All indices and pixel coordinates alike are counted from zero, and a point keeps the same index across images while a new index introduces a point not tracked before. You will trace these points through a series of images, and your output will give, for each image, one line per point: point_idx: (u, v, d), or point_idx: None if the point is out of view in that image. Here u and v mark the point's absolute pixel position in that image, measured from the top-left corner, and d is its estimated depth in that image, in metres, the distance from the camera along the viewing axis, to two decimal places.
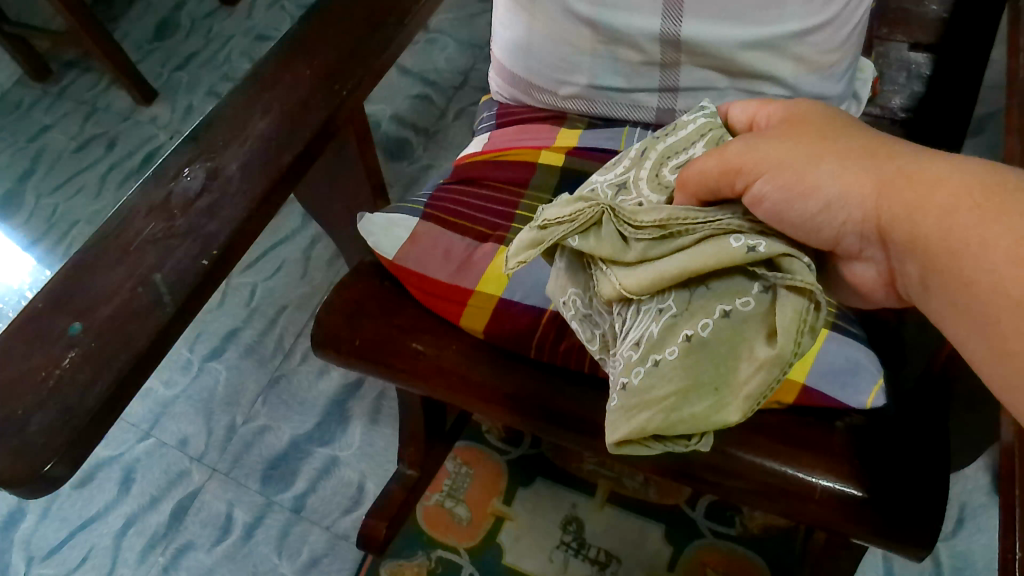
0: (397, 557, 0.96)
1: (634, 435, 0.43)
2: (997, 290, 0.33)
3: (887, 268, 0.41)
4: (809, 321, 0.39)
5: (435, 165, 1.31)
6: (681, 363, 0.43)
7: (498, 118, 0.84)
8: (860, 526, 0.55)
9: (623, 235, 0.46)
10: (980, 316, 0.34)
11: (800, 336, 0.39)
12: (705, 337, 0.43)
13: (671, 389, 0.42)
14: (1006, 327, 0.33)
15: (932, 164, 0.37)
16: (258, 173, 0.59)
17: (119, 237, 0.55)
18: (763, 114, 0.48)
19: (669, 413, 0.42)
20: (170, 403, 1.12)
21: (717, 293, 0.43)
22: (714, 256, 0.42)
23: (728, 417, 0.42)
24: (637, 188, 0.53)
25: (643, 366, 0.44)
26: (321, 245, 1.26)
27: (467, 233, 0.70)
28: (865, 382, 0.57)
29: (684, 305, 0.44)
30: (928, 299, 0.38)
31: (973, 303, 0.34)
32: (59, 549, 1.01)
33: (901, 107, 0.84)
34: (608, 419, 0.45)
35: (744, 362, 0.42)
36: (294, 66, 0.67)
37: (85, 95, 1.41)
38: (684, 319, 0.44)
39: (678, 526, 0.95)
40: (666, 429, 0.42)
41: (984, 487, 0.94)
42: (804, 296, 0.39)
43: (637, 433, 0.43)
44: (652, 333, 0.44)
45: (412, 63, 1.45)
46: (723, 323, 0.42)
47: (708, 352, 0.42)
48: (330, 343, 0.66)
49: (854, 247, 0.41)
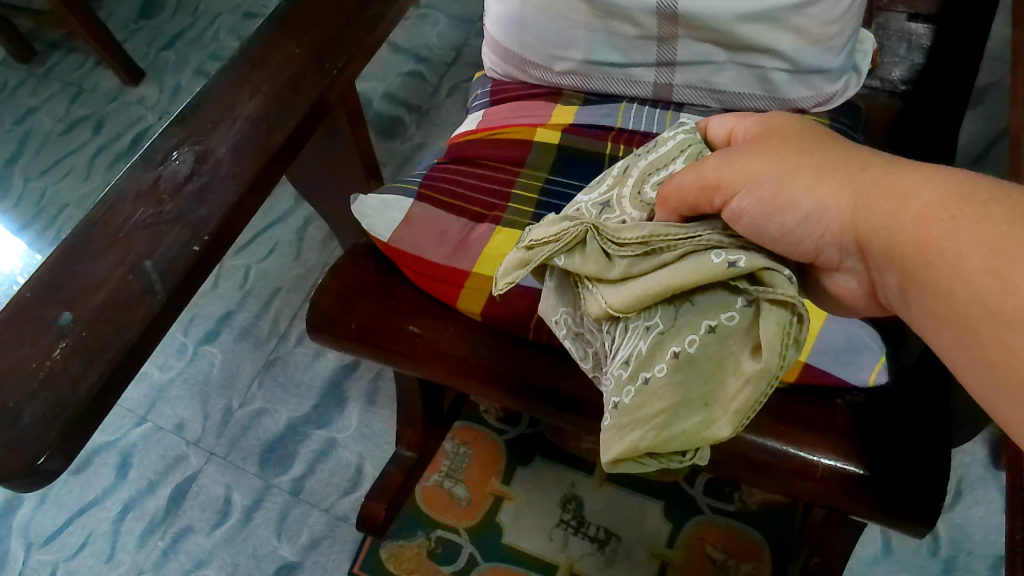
0: (396, 538, 0.97)
1: (627, 453, 0.43)
2: (974, 300, 0.32)
3: (867, 279, 0.39)
4: (793, 334, 0.39)
5: (428, 143, 1.29)
6: (670, 379, 0.42)
7: (492, 95, 0.83)
8: (860, 504, 0.55)
9: (607, 252, 0.46)
10: (957, 326, 0.33)
11: (784, 349, 0.39)
12: (692, 352, 0.42)
13: (661, 407, 0.42)
14: (982, 337, 0.32)
15: (907, 174, 0.36)
16: (249, 156, 0.58)
17: (108, 223, 0.54)
18: (740, 128, 0.46)
19: (660, 430, 0.42)
20: (166, 388, 1.11)
21: (702, 309, 0.42)
22: (694, 273, 0.41)
23: (718, 432, 0.41)
24: (620, 206, 0.52)
25: (633, 385, 0.43)
26: (315, 226, 1.25)
27: (464, 214, 0.70)
28: (868, 359, 0.58)
29: (669, 320, 0.43)
30: (909, 311, 0.36)
31: (952, 313, 0.33)
32: (58, 535, 1.01)
33: (902, 79, 0.83)
34: (602, 438, 0.44)
35: (731, 377, 0.41)
36: (283, 45, 0.65)
37: (71, 75, 1.39)
38: (671, 336, 0.43)
39: (678, 503, 0.96)
40: (658, 447, 0.42)
41: (982, 461, 0.95)
42: (786, 309, 0.39)
43: (630, 451, 0.42)
44: (641, 350, 0.44)
45: (403, 38, 1.43)
46: (709, 339, 0.41)
47: (697, 367, 0.42)
48: (326, 327, 0.65)
49: (834, 258, 0.39)
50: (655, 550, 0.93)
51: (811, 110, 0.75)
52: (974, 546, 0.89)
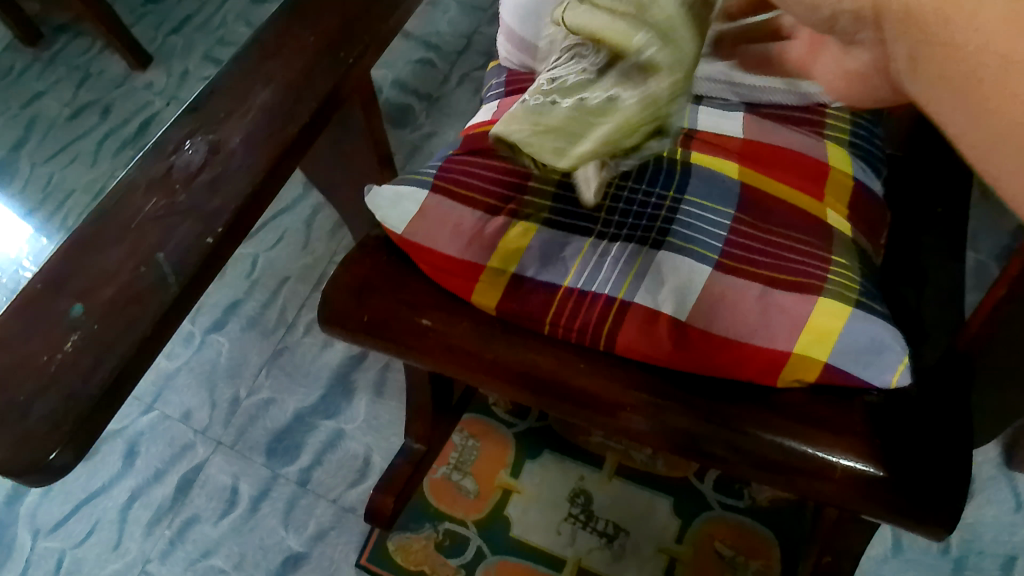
0: (403, 530, 0.96)
1: (508, 133, 0.54)
2: (987, 52, 0.29)
3: (881, 52, 0.34)
4: (659, 109, 0.50)
5: (438, 133, 1.28)
6: (566, 110, 0.53)
7: (507, 86, 0.81)
8: (881, 508, 0.54)
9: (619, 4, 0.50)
10: (967, 87, 0.30)
11: (638, 131, 0.51)
12: (591, 101, 0.52)
13: (557, 124, 0.53)
14: (994, 101, 0.29)
15: None
16: (261, 147, 0.57)
17: (120, 214, 0.53)
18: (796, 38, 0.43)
19: (536, 131, 0.53)
20: (173, 376, 1.11)
21: (621, 73, 0.50)
22: (653, 18, 0.47)
23: (560, 160, 0.53)
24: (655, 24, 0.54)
25: (544, 98, 0.54)
26: (323, 214, 1.24)
27: (479, 207, 0.68)
28: (890, 360, 0.56)
29: (623, 75, 0.50)
30: (919, 87, 0.32)
31: (960, 73, 0.30)
32: (65, 522, 1.00)
33: None
34: (508, 114, 0.55)
35: (600, 127, 0.51)
36: (297, 33, 0.64)
37: (78, 61, 1.37)
38: (591, 86, 0.52)
39: (687, 499, 0.95)
40: (526, 147, 0.53)
41: (994, 460, 0.94)
42: (667, 89, 0.49)
43: (505, 134, 0.54)
44: (567, 83, 0.53)
45: (414, 25, 1.41)
46: (607, 99, 0.51)
47: (587, 110, 0.52)
48: (338, 320, 0.64)
49: (850, 29, 0.34)
50: (663, 545, 0.92)
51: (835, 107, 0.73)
52: (985, 545, 0.89)
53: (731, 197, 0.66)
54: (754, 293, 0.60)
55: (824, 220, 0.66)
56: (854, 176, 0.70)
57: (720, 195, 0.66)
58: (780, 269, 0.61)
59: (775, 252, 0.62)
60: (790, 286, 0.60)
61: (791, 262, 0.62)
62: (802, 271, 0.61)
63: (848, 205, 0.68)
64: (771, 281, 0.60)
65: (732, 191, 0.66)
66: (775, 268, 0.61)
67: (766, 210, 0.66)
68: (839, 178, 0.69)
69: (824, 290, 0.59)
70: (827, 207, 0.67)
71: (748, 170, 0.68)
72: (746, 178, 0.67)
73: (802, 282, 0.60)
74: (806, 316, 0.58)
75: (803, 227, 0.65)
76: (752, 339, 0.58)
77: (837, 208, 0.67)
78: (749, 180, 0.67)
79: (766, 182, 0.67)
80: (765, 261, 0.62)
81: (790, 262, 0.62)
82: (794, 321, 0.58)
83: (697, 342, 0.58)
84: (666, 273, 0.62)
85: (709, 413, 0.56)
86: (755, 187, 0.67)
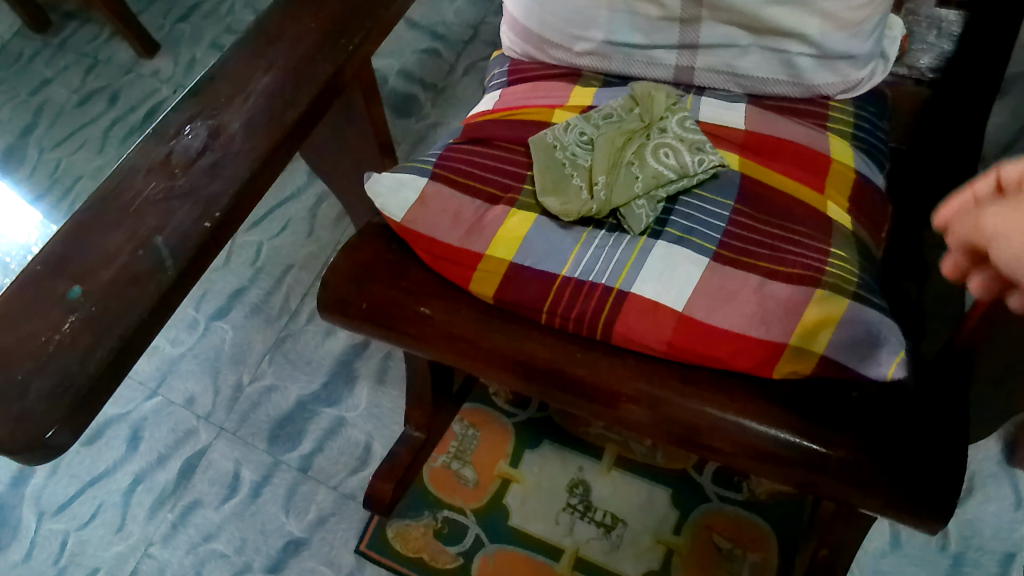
0: (403, 517, 0.97)
1: (545, 181, 0.66)
2: None
3: None
4: (663, 190, 0.65)
5: (443, 122, 1.28)
6: (606, 176, 0.66)
7: (510, 75, 0.81)
8: (876, 499, 0.54)
9: (643, 120, 0.70)
10: None
11: (649, 196, 0.64)
12: (635, 177, 0.65)
13: (593, 177, 0.66)
14: None
15: None
16: (262, 132, 0.57)
17: (120, 197, 0.54)
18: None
19: (569, 183, 0.66)
20: (177, 362, 1.12)
21: (651, 166, 0.65)
22: (681, 147, 0.67)
23: (583, 204, 0.64)
24: (675, 132, 0.68)
25: (582, 165, 0.67)
26: (328, 203, 1.24)
27: (479, 195, 0.68)
28: (887, 354, 0.56)
29: (652, 167, 0.65)
30: None
31: None
32: (68, 505, 1.01)
33: (929, 67, 0.88)
34: (545, 163, 0.68)
35: (625, 190, 0.64)
36: (299, 19, 0.64)
37: (86, 47, 1.38)
38: (639, 168, 0.66)
39: (685, 491, 0.95)
40: (555, 192, 0.66)
41: (995, 457, 0.93)
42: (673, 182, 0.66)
43: (546, 181, 0.66)
44: (614, 167, 0.66)
45: (420, 15, 1.41)
46: (645, 176, 0.65)
47: (626, 185, 0.65)
48: (336, 306, 0.64)
49: None
50: (661, 537, 0.93)
51: (835, 96, 0.74)
52: (984, 542, 0.89)
53: (732, 188, 0.67)
54: (753, 284, 0.60)
55: (825, 213, 0.65)
56: (856, 169, 0.69)
57: (722, 187, 0.67)
58: (779, 260, 0.61)
59: (774, 244, 0.62)
60: (789, 278, 0.60)
61: (790, 254, 0.62)
62: (801, 262, 0.61)
63: (849, 199, 0.68)
64: (769, 273, 0.60)
65: (733, 183, 0.67)
66: (773, 259, 0.61)
67: (766, 201, 0.66)
68: (841, 169, 0.69)
69: (823, 282, 0.59)
70: (828, 200, 0.67)
71: (748, 161, 0.69)
72: (747, 169, 0.68)
73: (801, 274, 0.60)
74: (803, 308, 0.58)
75: (803, 219, 0.64)
76: (748, 330, 0.58)
77: (839, 201, 0.67)
78: (749, 172, 0.68)
79: (767, 173, 0.68)
80: (763, 253, 0.62)
81: (789, 254, 0.62)
82: (791, 313, 0.58)
83: (694, 333, 0.58)
84: (663, 264, 0.62)
85: (704, 403, 0.56)
86: (755, 178, 0.68)
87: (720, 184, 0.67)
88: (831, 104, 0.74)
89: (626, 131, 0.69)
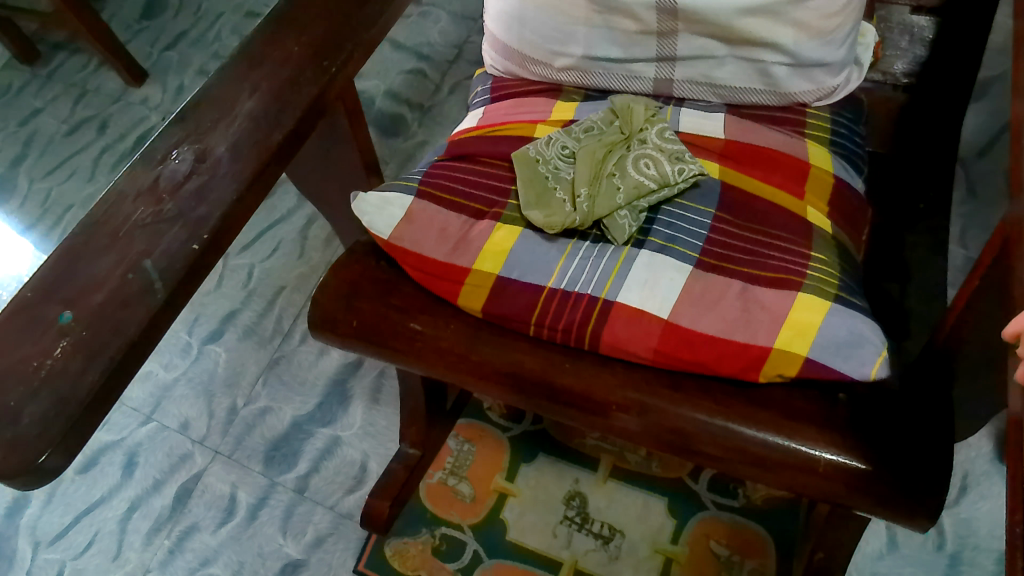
0: (401, 535, 0.97)
1: (530, 195, 0.68)
2: None
3: None
4: (646, 200, 0.66)
5: (430, 141, 1.29)
6: (588, 187, 0.67)
7: (492, 92, 0.83)
8: (866, 499, 0.54)
9: (622, 131, 0.71)
10: None
11: (632, 206, 0.65)
12: (617, 187, 0.66)
13: (575, 189, 0.67)
14: None
15: None
16: (248, 154, 0.58)
17: (108, 222, 0.55)
18: None
19: (552, 197, 0.67)
20: (171, 387, 1.12)
21: (631, 176, 0.67)
22: (659, 155, 0.68)
23: (567, 215, 0.65)
24: (654, 142, 0.69)
25: (564, 178, 0.68)
26: (317, 225, 1.26)
27: (464, 212, 0.69)
28: (869, 353, 0.57)
29: (633, 177, 0.66)
30: None
31: None
32: (65, 534, 1.01)
33: (903, 71, 0.96)
34: (529, 178, 0.69)
35: (608, 200, 0.65)
36: (282, 43, 0.65)
37: (75, 77, 1.37)
38: (621, 179, 0.67)
39: (681, 500, 0.95)
40: (539, 207, 0.67)
41: (987, 455, 0.94)
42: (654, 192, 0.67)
43: (529, 195, 0.68)
44: (596, 178, 0.67)
45: (405, 36, 1.43)
46: (627, 186, 0.66)
47: (609, 195, 0.66)
48: (327, 325, 0.65)
49: None
50: (659, 546, 0.93)
51: (813, 103, 0.75)
52: (980, 540, 0.89)
53: (712, 196, 0.68)
54: (736, 290, 0.61)
55: (805, 218, 0.67)
56: (835, 173, 0.70)
57: (703, 195, 0.68)
58: (760, 265, 0.62)
59: (756, 250, 0.63)
60: (770, 282, 0.61)
61: (771, 259, 0.63)
62: (783, 266, 0.62)
63: (829, 203, 0.69)
64: (751, 278, 0.61)
65: (714, 191, 0.68)
66: (754, 264, 0.62)
67: (747, 208, 0.67)
68: (820, 175, 0.70)
69: (804, 285, 0.60)
70: (808, 206, 0.68)
71: (729, 169, 0.70)
72: (727, 177, 0.70)
73: (782, 278, 0.61)
74: (786, 312, 0.59)
75: (783, 224, 0.66)
76: (733, 335, 0.58)
77: (818, 205, 0.68)
78: (730, 180, 0.69)
79: (747, 181, 0.69)
80: (744, 259, 0.63)
81: (769, 259, 0.63)
82: (775, 316, 0.59)
83: (680, 340, 0.59)
84: (647, 273, 0.62)
85: (693, 409, 0.57)
86: (735, 186, 0.69)
87: (700, 193, 0.68)
88: (808, 111, 0.75)
89: (607, 143, 0.70)
